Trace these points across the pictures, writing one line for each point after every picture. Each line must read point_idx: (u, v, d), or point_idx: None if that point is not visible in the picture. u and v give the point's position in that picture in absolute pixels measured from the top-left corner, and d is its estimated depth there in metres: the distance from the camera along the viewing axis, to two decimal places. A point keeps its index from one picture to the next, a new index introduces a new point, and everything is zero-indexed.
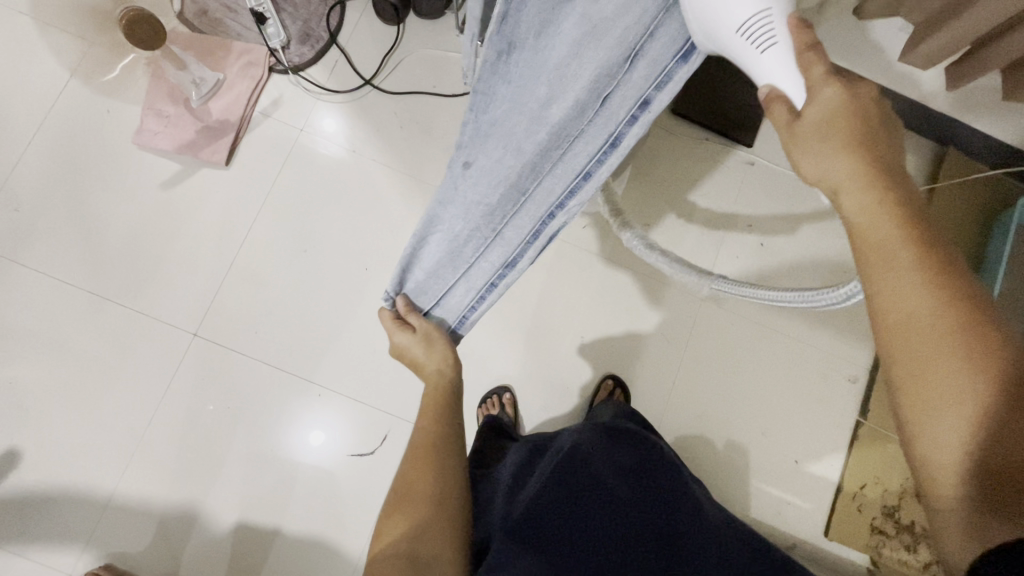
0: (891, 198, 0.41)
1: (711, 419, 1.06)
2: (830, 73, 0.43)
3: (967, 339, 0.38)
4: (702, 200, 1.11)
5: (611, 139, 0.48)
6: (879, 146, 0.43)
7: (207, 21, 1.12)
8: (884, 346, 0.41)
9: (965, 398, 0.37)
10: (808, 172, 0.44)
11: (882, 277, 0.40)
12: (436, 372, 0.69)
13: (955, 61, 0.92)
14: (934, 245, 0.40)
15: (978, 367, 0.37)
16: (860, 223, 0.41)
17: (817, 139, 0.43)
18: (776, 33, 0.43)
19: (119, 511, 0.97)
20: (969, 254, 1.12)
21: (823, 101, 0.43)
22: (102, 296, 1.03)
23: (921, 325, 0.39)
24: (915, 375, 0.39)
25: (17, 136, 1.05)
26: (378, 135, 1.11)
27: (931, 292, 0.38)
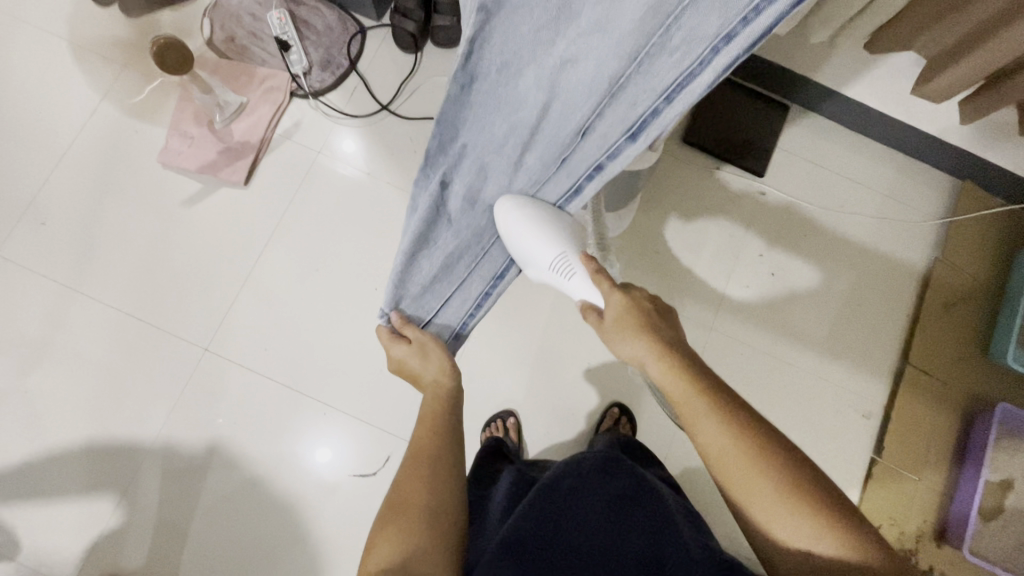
0: (677, 363, 0.52)
1: None
2: (614, 287, 0.57)
3: (767, 458, 0.46)
4: (712, 228, 1.11)
5: (574, 188, 0.57)
6: (658, 323, 0.55)
7: (234, 48, 1.17)
8: (720, 477, 0.48)
9: (789, 501, 0.45)
10: (622, 352, 0.55)
11: (689, 418, 0.50)
12: (435, 384, 0.66)
13: (969, 97, 0.92)
14: (716, 392, 0.49)
15: (788, 477, 0.45)
16: (665, 383, 0.51)
17: (623, 324, 0.55)
18: (575, 267, 0.60)
19: (121, 520, 0.97)
20: (990, 288, 1.09)
21: (613, 304, 0.56)
22: (120, 309, 1.05)
23: (731, 453, 0.47)
24: (747, 493, 0.46)
25: (48, 154, 1.10)
26: (392, 158, 1.14)
27: (725, 428, 0.47)
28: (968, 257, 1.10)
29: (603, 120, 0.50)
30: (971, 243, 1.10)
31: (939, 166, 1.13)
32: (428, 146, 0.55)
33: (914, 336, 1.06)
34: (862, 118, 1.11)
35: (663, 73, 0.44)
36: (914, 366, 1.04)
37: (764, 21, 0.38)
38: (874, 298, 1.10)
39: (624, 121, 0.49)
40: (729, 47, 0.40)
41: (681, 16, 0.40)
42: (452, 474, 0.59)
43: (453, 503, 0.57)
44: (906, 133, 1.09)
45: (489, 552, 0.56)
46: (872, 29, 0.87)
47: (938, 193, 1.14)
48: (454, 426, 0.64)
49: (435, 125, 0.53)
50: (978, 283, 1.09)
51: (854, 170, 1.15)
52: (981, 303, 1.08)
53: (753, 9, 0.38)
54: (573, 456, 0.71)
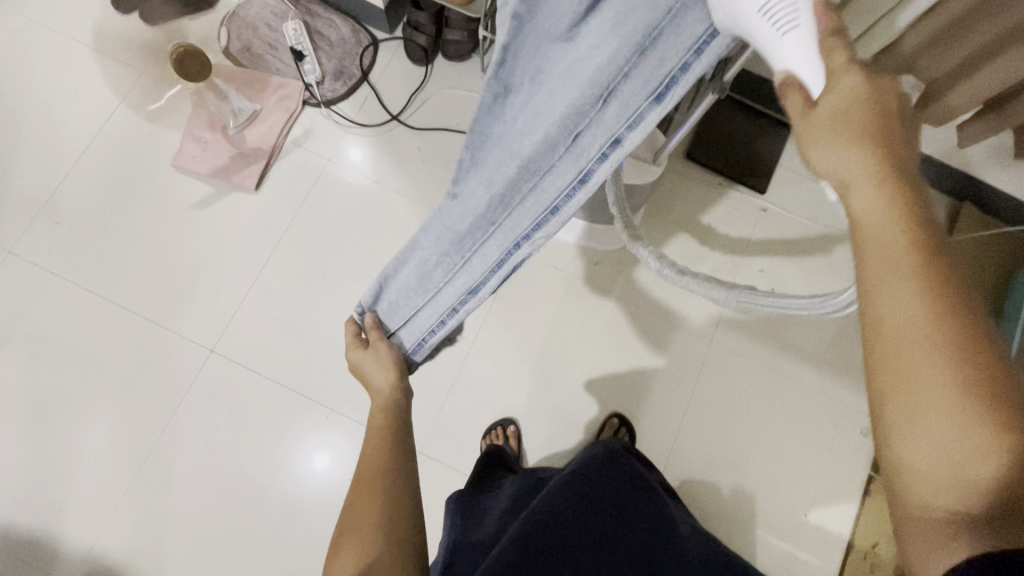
0: (900, 198, 0.35)
1: (718, 464, 1.04)
2: (852, 62, 0.37)
3: (971, 352, 0.32)
4: (714, 243, 1.13)
5: (580, 176, 0.42)
6: (891, 140, 0.36)
7: (250, 57, 1.20)
8: (875, 352, 0.35)
9: (976, 410, 0.32)
10: (818, 164, 0.38)
11: (874, 269, 0.35)
12: (382, 397, 0.68)
13: (968, 120, 0.94)
14: (934, 243, 0.34)
15: (983, 383, 0.32)
16: (866, 220, 0.35)
17: (828, 134, 0.37)
18: (799, 16, 0.38)
19: (126, 517, 0.98)
20: (989, 308, 1.10)
21: (842, 89, 0.37)
22: (128, 309, 1.07)
23: (919, 329, 0.33)
24: (902, 386, 0.33)
25: (64, 156, 1.12)
26: (401, 167, 1.16)
27: (928, 295, 0.33)
28: (967, 276, 1.11)
29: (626, 83, 0.35)
30: (970, 263, 1.12)
31: (939, 185, 1.15)
32: (461, 156, 0.49)
33: None
34: None
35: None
36: None
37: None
38: None
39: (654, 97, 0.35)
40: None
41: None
42: (411, 492, 0.60)
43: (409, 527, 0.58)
44: None
45: (508, 542, 0.58)
46: (873, 53, 0.90)
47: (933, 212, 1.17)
48: (408, 433, 0.67)
49: (467, 136, 0.47)
50: (976, 302, 1.10)
51: None
52: None
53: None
54: (585, 450, 0.72)
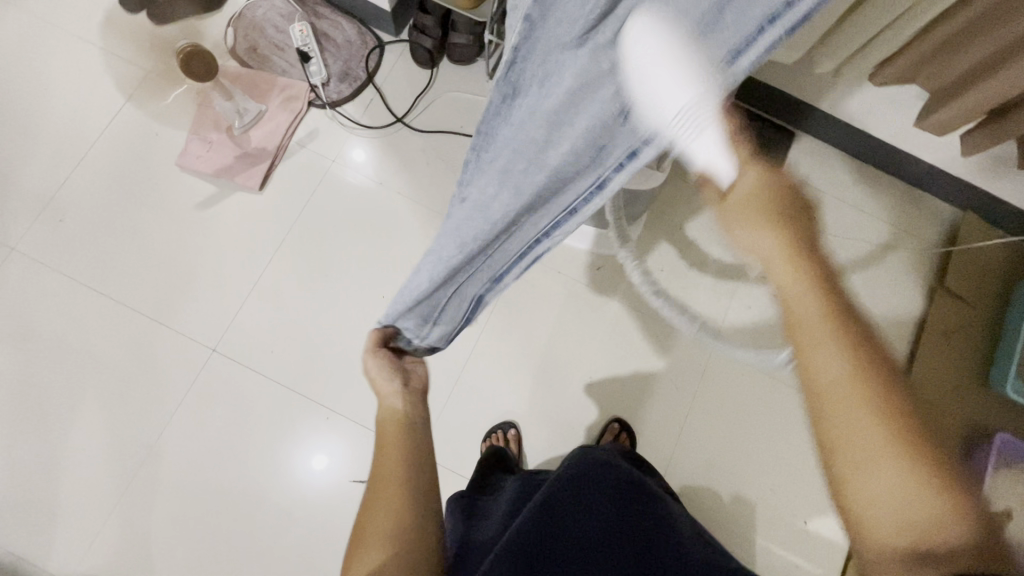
0: (810, 276, 0.47)
1: (719, 470, 1.04)
2: (748, 159, 0.48)
3: (880, 392, 0.44)
4: (717, 250, 1.13)
5: (596, 181, 0.41)
6: (800, 227, 0.48)
7: (256, 57, 1.20)
8: (817, 402, 0.45)
9: (893, 436, 0.43)
10: (744, 247, 0.49)
11: (803, 340, 0.46)
12: (392, 411, 0.60)
13: (971, 129, 0.95)
14: (843, 312, 0.46)
15: (893, 416, 0.44)
16: (793, 298, 0.47)
17: (748, 216, 0.48)
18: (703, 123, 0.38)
19: (126, 515, 0.98)
20: (992, 317, 1.10)
21: (741, 188, 0.48)
22: (130, 307, 1.07)
23: (841, 383, 0.44)
24: (840, 428, 0.44)
25: (69, 153, 1.13)
26: (405, 169, 1.16)
27: (845, 355, 0.45)
28: (971, 285, 1.11)
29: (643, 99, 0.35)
30: (973, 273, 1.12)
31: (941, 195, 1.15)
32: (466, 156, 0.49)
33: (913, 361, 1.08)
34: (865, 145, 1.14)
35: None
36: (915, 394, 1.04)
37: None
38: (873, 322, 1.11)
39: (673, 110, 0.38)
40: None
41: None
42: None
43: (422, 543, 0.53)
44: (908, 162, 1.11)
45: (507, 542, 0.58)
46: (877, 62, 0.90)
47: (937, 220, 1.16)
48: None
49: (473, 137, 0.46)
50: (978, 310, 1.10)
51: (857, 197, 1.17)
52: (982, 331, 1.09)
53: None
54: (582, 451, 0.73)
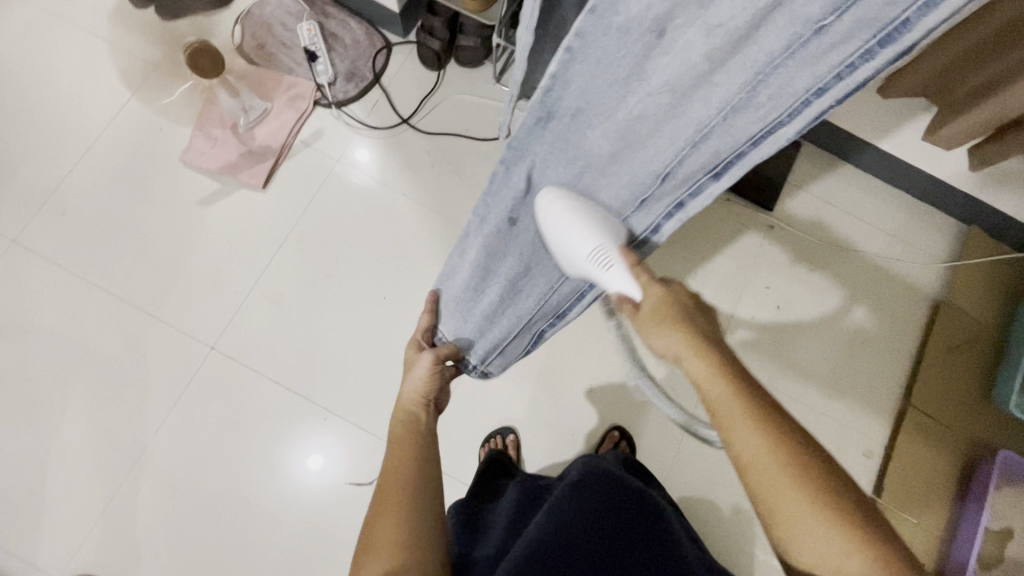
0: (715, 360, 0.46)
1: (719, 482, 1.03)
2: (653, 279, 0.52)
3: (804, 472, 0.41)
4: (720, 259, 1.12)
5: (676, 202, 0.52)
6: (696, 318, 0.49)
7: (263, 55, 1.20)
8: (750, 487, 0.43)
9: (828, 513, 0.40)
10: (655, 344, 0.49)
11: (723, 422, 0.44)
12: (409, 413, 0.63)
13: (978, 144, 0.94)
14: (753, 394, 0.44)
15: (824, 493, 0.41)
16: (704, 384, 0.45)
17: (656, 319, 0.49)
18: (613, 258, 0.52)
19: (119, 512, 0.98)
20: (995, 332, 1.09)
21: (650, 294, 0.50)
22: (130, 303, 1.06)
23: (767, 464, 0.41)
24: (777, 511, 0.41)
25: (73, 147, 1.12)
26: (409, 171, 1.16)
27: (763, 435, 0.42)
28: (973, 299, 1.10)
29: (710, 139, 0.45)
30: (977, 287, 1.11)
31: (947, 209, 1.15)
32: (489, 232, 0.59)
33: (916, 376, 1.07)
34: (872, 157, 1.13)
35: (709, 153, 0.46)
36: (917, 408, 1.04)
37: (831, 100, 0.39)
38: (878, 336, 1.10)
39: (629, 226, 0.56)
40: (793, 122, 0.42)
41: (724, 119, 0.43)
42: None
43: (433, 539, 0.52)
44: (915, 175, 1.10)
45: (513, 558, 0.57)
46: (885, 75, 0.90)
47: (945, 234, 1.15)
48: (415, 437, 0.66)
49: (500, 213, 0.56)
50: (982, 326, 1.09)
51: (863, 208, 1.16)
52: (986, 347, 1.08)
53: (804, 100, 0.40)
54: (584, 462, 0.72)
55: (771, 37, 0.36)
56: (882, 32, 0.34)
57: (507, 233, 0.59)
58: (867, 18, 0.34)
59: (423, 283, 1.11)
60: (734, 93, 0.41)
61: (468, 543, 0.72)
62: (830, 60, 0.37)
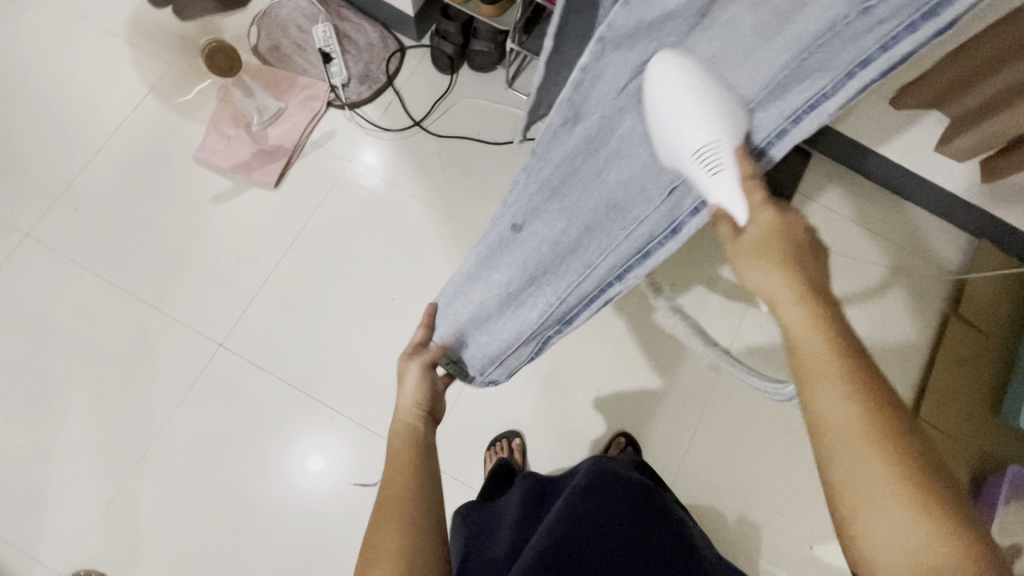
0: (817, 309, 0.41)
1: (725, 492, 1.03)
2: (767, 201, 0.43)
3: (896, 445, 0.36)
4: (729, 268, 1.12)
5: (672, 226, 0.48)
6: (805, 260, 0.43)
7: (278, 56, 1.21)
8: (824, 449, 0.38)
9: (914, 498, 0.35)
10: (749, 281, 0.44)
11: (809, 381, 0.39)
12: (407, 425, 0.62)
13: (989, 157, 0.94)
14: (853, 354, 0.39)
15: (918, 474, 0.36)
16: (795, 332, 0.41)
17: (757, 254, 0.43)
18: (724, 160, 0.42)
19: (122, 508, 0.97)
20: (1004, 346, 1.09)
21: (759, 220, 0.43)
22: (139, 299, 1.06)
23: (852, 429, 0.37)
24: (852, 481, 0.37)
25: (87, 143, 1.13)
26: (419, 173, 1.16)
27: (856, 397, 0.37)
28: (984, 313, 1.10)
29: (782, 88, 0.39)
30: (988, 302, 1.10)
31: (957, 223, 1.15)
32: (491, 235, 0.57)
33: (926, 389, 1.06)
34: (881, 169, 1.13)
35: (781, 103, 0.40)
36: (926, 420, 1.03)
37: (875, 73, 0.36)
38: (886, 347, 1.11)
39: (628, 245, 0.51)
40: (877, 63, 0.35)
41: (799, 65, 0.37)
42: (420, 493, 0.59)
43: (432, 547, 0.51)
44: (925, 187, 1.10)
45: (531, 558, 0.56)
46: (897, 87, 0.90)
47: (954, 248, 1.15)
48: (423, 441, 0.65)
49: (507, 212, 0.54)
50: (992, 341, 1.08)
51: (873, 219, 1.17)
52: (994, 361, 1.08)
53: (887, 41, 0.34)
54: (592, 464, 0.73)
55: (813, 14, 0.33)
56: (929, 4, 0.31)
57: (512, 241, 0.56)
58: None
59: (431, 285, 1.11)
60: (810, 39, 0.35)
61: (475, 545, 0.72)
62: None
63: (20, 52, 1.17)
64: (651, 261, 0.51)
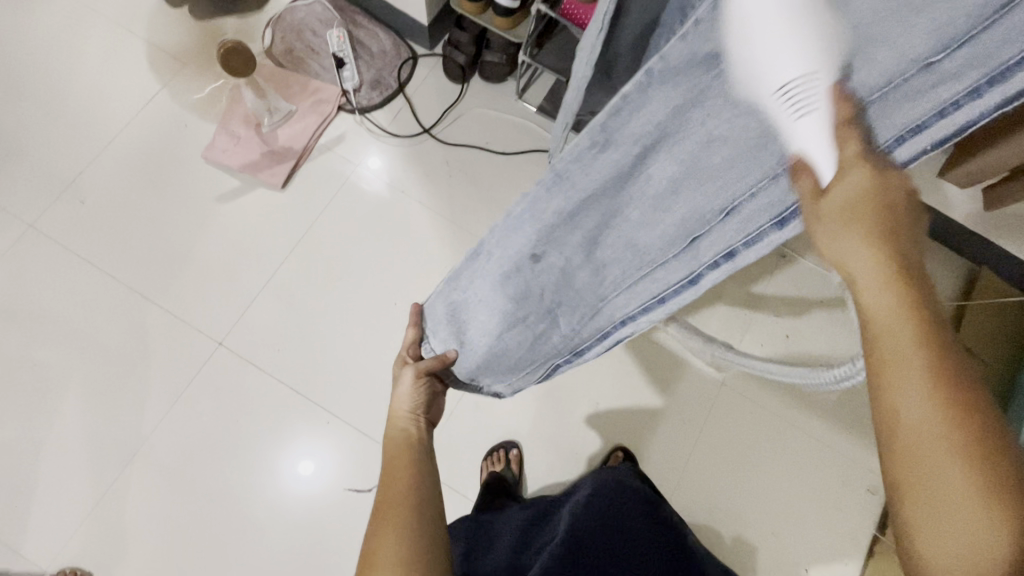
0: (910, 290, 0.32)
1: (720, 510, 1.02)
2: (861, 153, 0.33)
3: (990, 465, 0.30)
4: (731, 285, 1.13)
5: (689, 278, 0.44)
6: (903, 233, 0.34)
7: (291, 59, 1.22)
8: (896, 459, 0.32)
9: (997, 516, 0.29)
10: (821, 249, 0.35)
11: (889, 370, 0.32)
12: (402, 431, 0.61)
13: (992, 186, 0.95)
14: (952, 353, 0.32)
15: (1014, 504, 0.29)
16: (879, 317, 0.33)
17: (837, 221, 0.34)
18: (816, 99, 0.31)
19: (112, 505, 0.96)
20: (1007, 369, 1.06)
21: (849, 183, 0.33)
22: (141, 294, 1.06)
23: (936, 441, 0.31)
24: (923, 501, 0.31)
25: (97, 137, 1.13)
26: (426, 180, 1.17)
27: (946, 404, 0.31)
28: (985, 338, 1.08)
29: None
30: (988, 327, 1.09)
31: (956, 249, 1.16)
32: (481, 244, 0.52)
33: None
34: None
35: None
36: None
37: (927, 142, 0.32)
38: None
39: (645, 289, 0.48)
40: (942, 122, 0.31)
41: (858, 114, 0.32)
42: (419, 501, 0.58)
43: (428, 552, 0.50)
44: (928, 213, 1.11)
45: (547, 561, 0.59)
46: None
47: (953, 274, 1.18)
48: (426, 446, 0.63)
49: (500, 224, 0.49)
50: (993, 367, 1.06)
51: None
52: (998, 385, 1.05)
53: (963, 100, 0.30)
54: (594, 474, 0.75)
55: (874, 62, 0.29)
56: (998, 72, 0.28)
57: (526, 269, 0.52)
58: None
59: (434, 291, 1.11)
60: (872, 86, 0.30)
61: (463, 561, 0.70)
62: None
63: (35, 45, 1.18)
64: (665, 309, 0.47)
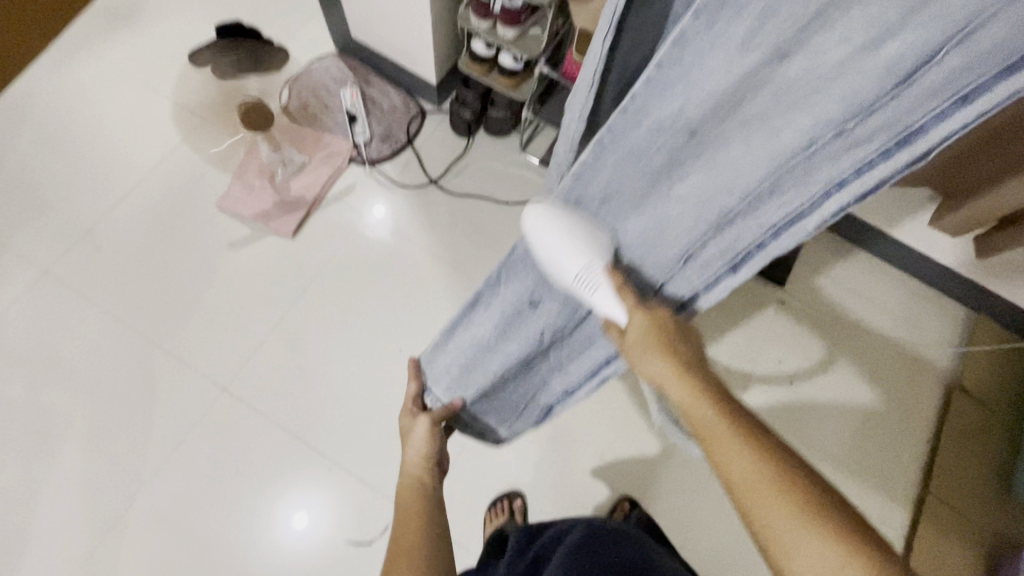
0: (697, 382, 0.47)
1: (730, 565, 0.99)
2: (637, 303, 0.51)
3: (797, 491, 0.41)
4: (733, 335, 1.15)
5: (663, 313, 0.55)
6: (682, 346, 0.50)
7: (306, 114, 1.29)
8: (743, 508, 0.42)
9: (820, 530, 0.39)
10: (642, 371, 0.50)
11: (712, 445, 0.45)
12: (415, 479, 0.61)
13: (982, 234, 0.98)
14: (741, 417, 0.45)
15: (827, 517, 0.40)
16: (685, 407, 0.47)
17: (642, 351, 0.50)
18: (599, 280, 0.49)
19: (103, 556, 0.93)
20: (1009, 416, 1.07)
21: (636, 325, 0.50)
22: (149, 339, 1.07)
23: (759, 483, 0.42)
24: (772, 534, 0.41)
25: (117, 187, 1.18)
26: (431, 228, 1.20)
27: (754, 455, 0.43)
28: (985, 386, 1.10)
29: (767, 201, 0.42)
30: (990, 376, 1.10)
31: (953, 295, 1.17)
32: (467, 300, 0.60)
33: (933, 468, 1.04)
34: (880, 242, 1.17)
35: (769, 212, 0.42)
36: (938, 496, 1.01)
37: (849, 198, 0.38)
38: (890, 417, 1.10)
39: None
40: (859, 181, 0.37)
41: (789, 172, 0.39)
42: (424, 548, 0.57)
43: None
44: (922, 261, 1.14)
45: None
46: None
47: (956, 321, 1.16)
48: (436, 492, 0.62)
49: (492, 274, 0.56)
50: (999, 415, 1.08)
51: (872, 289, 1.19)
52: (1001, 435, 1.06)
53: (875, 160, 0.36)
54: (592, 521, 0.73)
55: (793, 128, 0.36)
56: (901, 137, 0.34)
57: (525, 314, 0.58)
58: (954, 69, 0.30)
59: None
60: (794, 151, 0.38)
61: None
62: (909, 114, 0.33)
63: (66, 101, 1.25)
64: None
